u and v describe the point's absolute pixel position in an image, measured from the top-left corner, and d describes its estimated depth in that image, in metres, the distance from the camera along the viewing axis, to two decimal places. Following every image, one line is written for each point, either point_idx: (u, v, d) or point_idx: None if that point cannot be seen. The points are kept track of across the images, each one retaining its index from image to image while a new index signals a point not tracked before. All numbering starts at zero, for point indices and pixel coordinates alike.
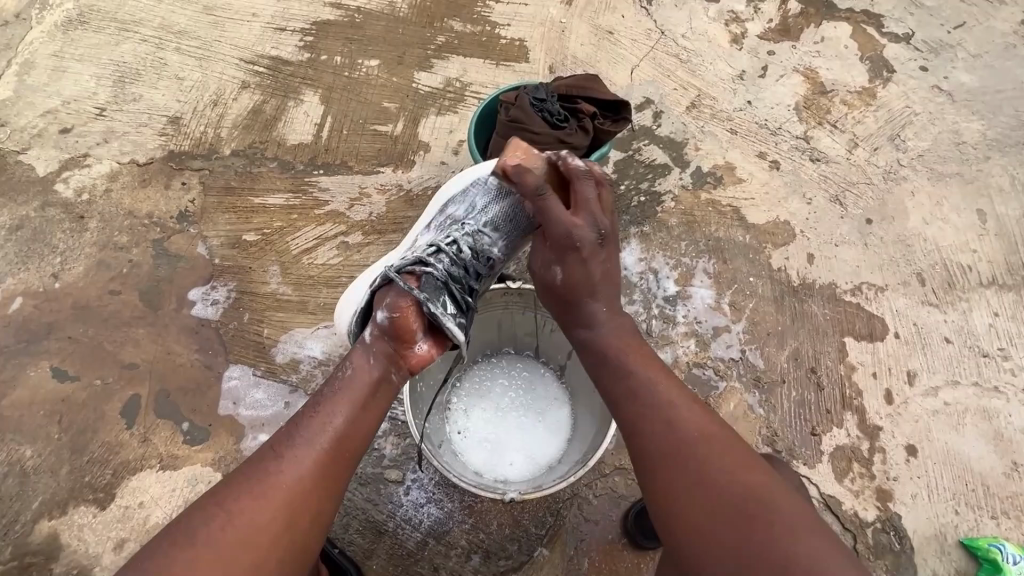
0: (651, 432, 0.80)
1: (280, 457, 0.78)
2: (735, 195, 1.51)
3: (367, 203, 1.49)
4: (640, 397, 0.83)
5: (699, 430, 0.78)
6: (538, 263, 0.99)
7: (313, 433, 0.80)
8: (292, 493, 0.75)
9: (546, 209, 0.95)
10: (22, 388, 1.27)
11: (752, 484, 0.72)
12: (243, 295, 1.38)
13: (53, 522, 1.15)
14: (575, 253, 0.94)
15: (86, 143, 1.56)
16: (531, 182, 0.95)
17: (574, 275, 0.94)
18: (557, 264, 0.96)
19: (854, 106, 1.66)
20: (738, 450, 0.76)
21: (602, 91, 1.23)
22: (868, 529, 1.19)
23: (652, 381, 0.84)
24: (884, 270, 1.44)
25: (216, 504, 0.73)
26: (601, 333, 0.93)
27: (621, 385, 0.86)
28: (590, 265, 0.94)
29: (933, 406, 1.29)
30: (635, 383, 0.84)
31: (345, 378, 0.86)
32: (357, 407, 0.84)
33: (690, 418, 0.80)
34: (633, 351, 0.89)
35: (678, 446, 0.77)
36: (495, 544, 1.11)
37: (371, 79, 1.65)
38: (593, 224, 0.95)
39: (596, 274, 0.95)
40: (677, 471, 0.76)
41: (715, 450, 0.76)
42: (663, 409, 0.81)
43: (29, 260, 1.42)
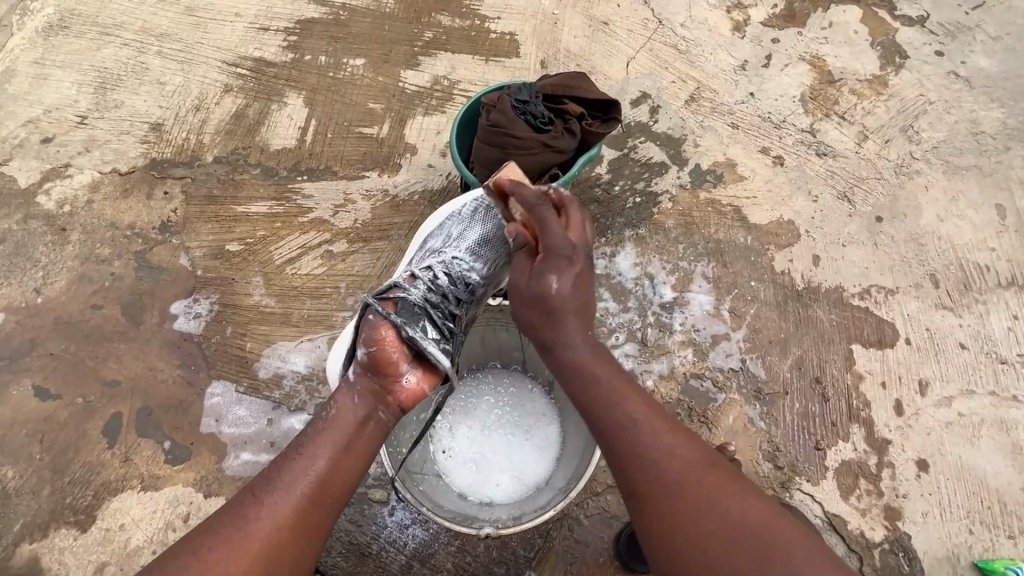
0: (648, 456, 0.74)
1: (262, 501, 0.73)
2: (736, 194, 1.44)
3: (352, 209, 1.44)
4: (634, 419, 0.77)
5: (695, 455, 0.74)
6: (523, 278, 0.88)
7: (294, 477, 0.75)
8: (273, 540, 0.71)
9: (543, 222, 0.86)
10: (5, 408, 1.25)
11: (755, 509, 0.68)
12: (225, 308, 1.34)
13: (35, 545, 1.14)
14: (562, 266, 0.86)
15: (67, 153, 1.52)
16: (527, 198, 0.88)
17: (565, 289, 0.85)
18: (548, 277, 0.85)
19: (864, 95, 1.57)
20: (735, 476, 0.73)
21: (589, 89, 1.17)
22: (875, 550, 1.13)
23: (645, 405, 0.79)
24: (895, 271, 1.36)
25: (192, 552, 0.69)
26: (579, 354, 0.83)
27: (611, 411, 0.78)
28: (579, 283, 0.86)
29: (946, 417, 1.22)
30: (626, 404, 0.78)
31: (328, 416, 0.82)
32: (341, 448, 0.79)
33: (684, 443, 0.75)
34: (620, 374, 0.83)
35: (677, 470, 0.72)
36: (482, 567, 1.09)
37: (356, 79, 1.60)
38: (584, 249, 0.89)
39: (580, 293, 0.87)
40: (677, 495, 0.71)
41: (714, 475, 0.72)
42: (658, 432, 0.76)
43: (11, 275, 1.38)
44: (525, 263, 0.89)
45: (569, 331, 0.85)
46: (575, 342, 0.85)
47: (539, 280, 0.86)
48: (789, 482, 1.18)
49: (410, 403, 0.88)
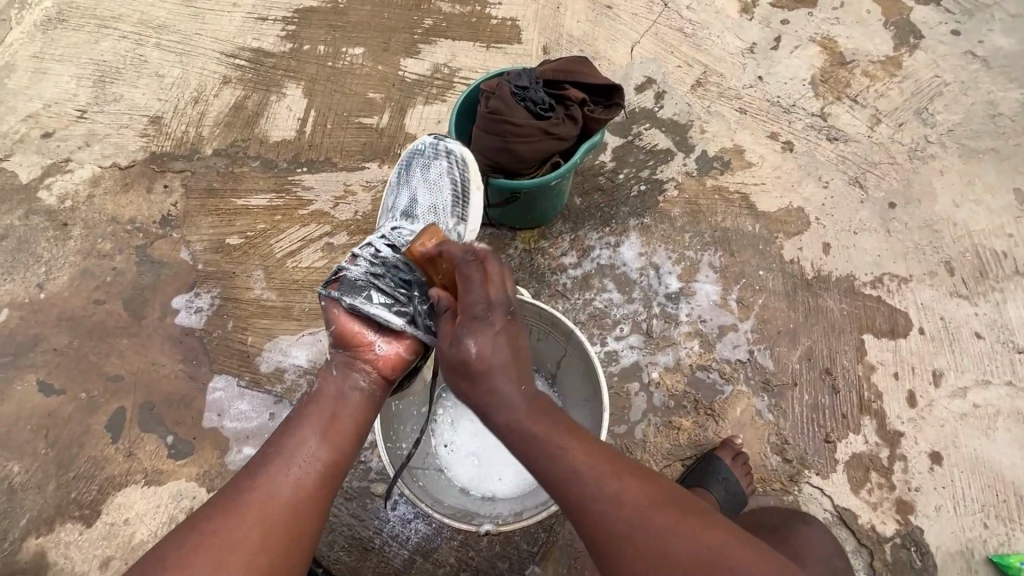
0: (596, 517, 0.65)
1: (256, 474, 0.73)
2: (744, 181, 1.40)
3: (352, 201, 1.42)
4: (573, 476, 0.67)
5: (645, 497, 0.66)
6: (445, 342, 0.78)
7: (287, 449, 0.75)
8: (269, 510, 0.70)
9: (467, 279, 0.78)
10: (11, 404, 1.26)
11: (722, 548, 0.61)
12: (226, 302, 1.34)
13: (41, 540, 1.15)
14: (483, 321, 0.75)
15: (68, 147, 1.51)
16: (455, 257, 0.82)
17: (487, 349, 0.74)
18: (469, 335, 0.74)
19: (877, 77, 1.52)
20: (692, 507, 0.66)
21: (591, 74, 1.14)
22: (886, 545, 1.10)
23: (584, 456, 0.69)
24: (909, 259, 1.32)
25: (189, 527, 0.68)
26: (507, 413, 0.72)
27: (548, 471, 0.68)
28: (502, 339, 0.75)
29: (961, 409, 1.19)
30: (563, 457, 0.68)
31: (314, 392, 0.82)
32: (331, 418, 0.79)
33: (631, 484, 0.67)
34: (555, 421, 0.72)
35: (629, 528, 0.64)
36: (485, 562, 1.08)
37: (355, 68, 1.57)
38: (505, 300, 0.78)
39: (507, 341, 0.76)
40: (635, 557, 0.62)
41: (670, 515, 0.64)
42: (602, 484, 0.67)
43: (14, 270, 1.38)
44: (449, 323, 0.79)
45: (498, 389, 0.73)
46: (501, 398, 0.73)
47: (459, 341, 0.75)
48: (798, 476, 1.15)
49: (390, 369, 0.86)
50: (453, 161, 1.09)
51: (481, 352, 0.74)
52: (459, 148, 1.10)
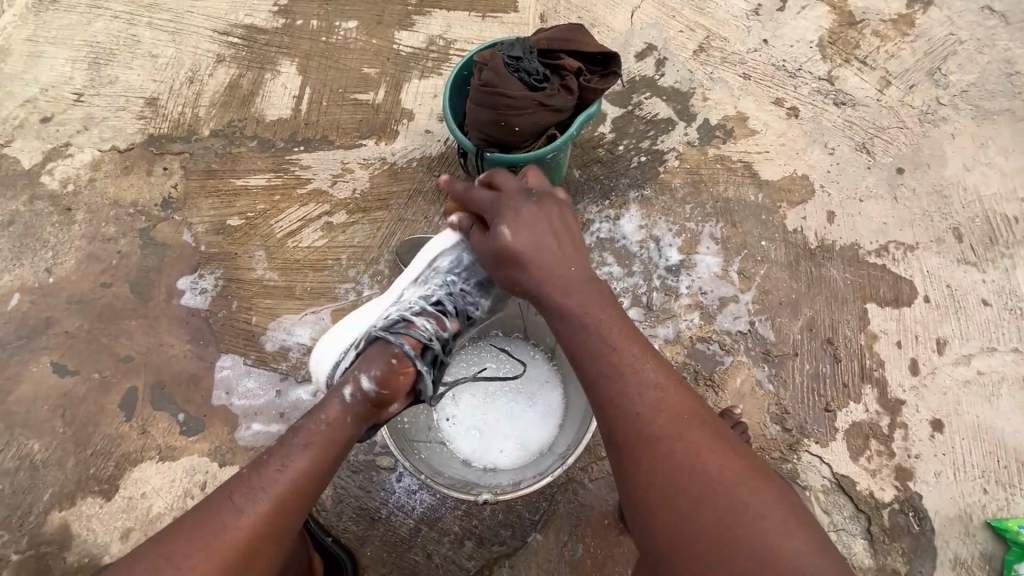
0: (636, 412, 0.74)
1: (235, 507, 0.74)
2: (747, 149, 1.37)
3: (350, 179, 1.42)
4: (622, 375, 0.77)
5: (684, 412, 0.74)
6: (484, 249, 0.92)
7: (269, 484, 0.76)
8: (244, 549, 0.72)
9: (473, 198, 0.95)
10: (27, 385, 1.30)
11: (733, 473, 0.69)
12: (230, 282, 1.35)
13: (63, 514, 1.20)
14: (511, 213, 0.88)
15: (67, 131, 1.51)
16: (457, 191, 0.97)
17: (529, 238, 0.87)
18: (506, 228, 0.88)
19: (888, 37, 1.46)
20: (722, 434, 0.74)
21: (586, 42, 1.11)
22: (884, 511, 1.11)
23: (638, 361, 0.78)
24: (916, 226, 1.30)
25: (167, 560, 0.69)
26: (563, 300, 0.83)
27: (602, 362, 0.78)
28: (541, 226, 0.88)
29: (965, 376, 1.18)
30: (617, 358, 0.78)
31: (302, 427, 0.82)
32: (313, 450, 0.80)
33: (676, 397, 0.76)
34: (617, 328, 0.81)
35: (661, 430, 0.73)
36: (488, 530, 1.11)
37: (349, 43, 1.54)
38: (521, 188, 0.92)
39: (547, 245, 0.86)
40: (656, 456, 0.72)
41: (700, 433, 0.73)
42: (649, 391, 0.75)
43: (22, 255, 1.40)
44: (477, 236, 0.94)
45: (552, 282, 0.84)
46: (562, 291, 0.84)
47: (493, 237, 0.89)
48: (797, 444, 1.16)
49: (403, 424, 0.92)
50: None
51: (519, 243, 0.87)
52: None
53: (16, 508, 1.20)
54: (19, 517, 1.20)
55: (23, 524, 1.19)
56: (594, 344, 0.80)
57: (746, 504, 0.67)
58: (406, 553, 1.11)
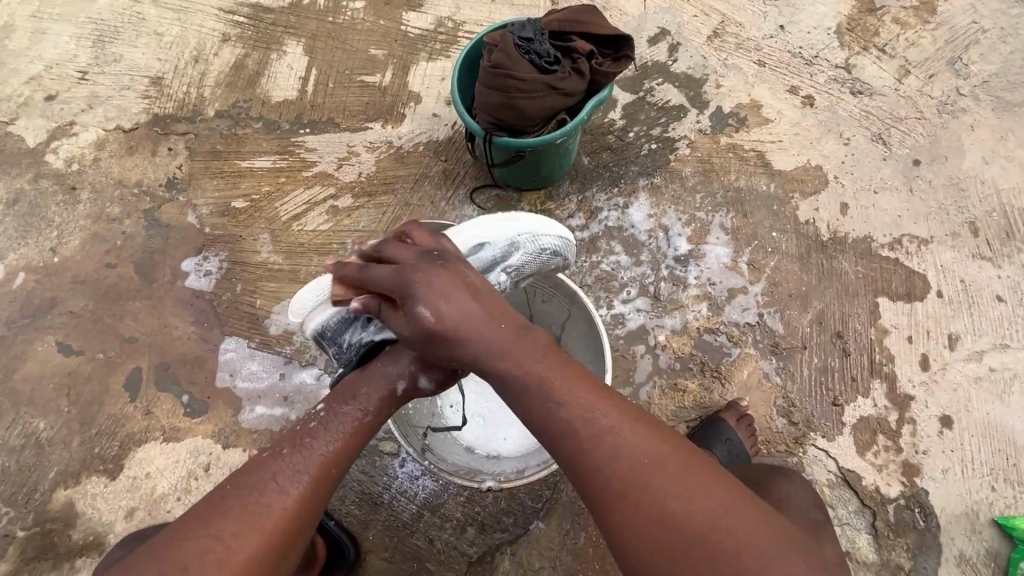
0: (599, 472, 0.67)
1: (280, 487, 0.75)
2: (760, 138, 1.35)
3: (356, 162, 1.40)
4: (575, 433, 0.69)
5: (646, 457, 0.66)
6: (402, 328, 0.80)
7: (312, 464, 0.78)
8: (287, 530, 0.73)
9: (370, 277, 0.82)
10: (32, 363, 1.30)
11: (719, 515, 0.61)
12: (234, 265, 1.35)
13: (68, 492, 1.21)
14: (425, 286, 0.77)
15: (71, 110, 1.49)
16: (351, 275, 0.84)
17: (455, 308, 0.76)
18: (421, 303, 0.76)
19: (907, 25, 1.42)
20: (693, 463, 0.66)
21: (600, 25, 1.09)
22: (890, 506, 1.11)
23: (586, 410, 0.70)
24: (930, 219, 1.27)
25: (213, 536, 0.68)
26: (509, 357, 0.75)
27: (557, 422, 0.70)
28: (459, 294, 0.77)
29: (976, 372, 1.17)
30: (564, 415, 0.70)
31: (339, 411, 0.85)
32: (350, 435, 0.84)
33: (637, 441, 0.67)
34: (561, 373, 0.74)
35: (625, 478, 0.65)
36: (491, 517, 1.11)
37: (356, 23, 1.51)
38: (420, 253, 0.82)
39: (469, 307, 0.76)
40: (631, 517, 0.63)
41: (671, 474, 0.64)
42: (603, 442, 0.68)
43: (27, 234, 1.39)
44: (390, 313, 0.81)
45: (488, 344, 0.75)
46: (500, 354, 0.75)
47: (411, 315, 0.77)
48: (803, 438, 1.15)
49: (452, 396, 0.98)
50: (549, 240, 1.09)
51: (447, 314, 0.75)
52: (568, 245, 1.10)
53: (22, 485, 1.21)
54: (25, 494, 1.21)
55: (29, 501, 1.20)
56: (539, 397, 0.72)
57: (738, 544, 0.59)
58: (408, 538, 1.12)
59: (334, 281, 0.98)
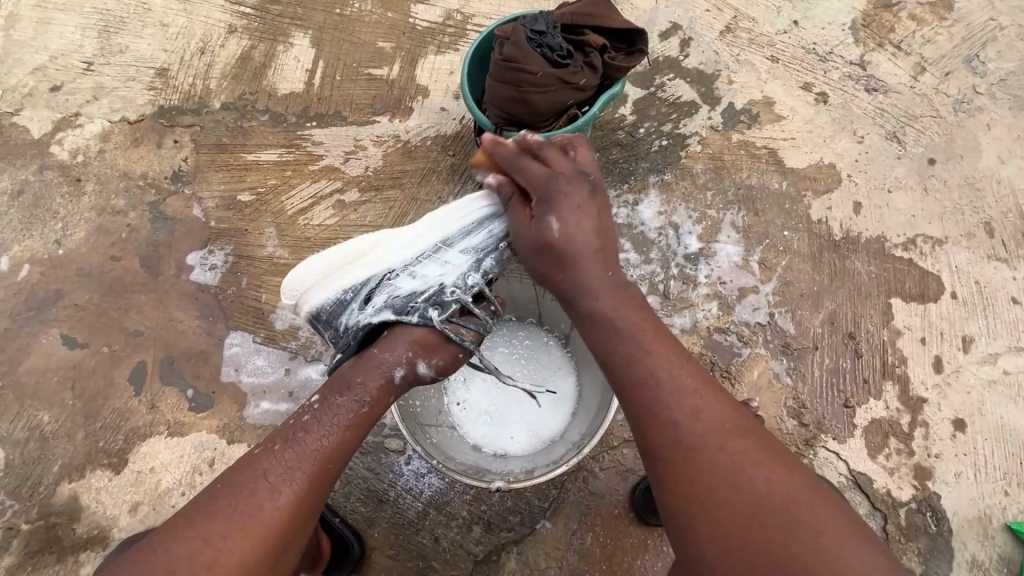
0: (674, 420, 0.71)
1: (269, 486, 0.74)
2: (772, 135, 1.33)
3: (363, 156, 1.39)
4: (658, 380, 0.73)
5: (725, 422, 0.70)
6: (524, 229, 0.89)
7: (304, 461, 0.77)
8: (280, 529, 0.72)
9: (523, 169, 0.89)
10: (37, 356, 1.29)
11: (785, 489, 0.64)
12: (240, 259, 1.33)
13: (73, 485, 1.20)
14: (565, 197, 0.85)
15: (76, 101, 1.48)
16: (502, 152, 0.92)
17: (586, 229, 0.84)
18: (553, 216, 0.84)
19: (924, 21, 1.40)
20: (766, 440, 0.70)
21: (613, 18, 1.07)
22: (901, 510, 1.09)
23: (673, 365, 0.74)
24: (945, 220, 1.25)
25: (201, 537, 0.69)
26: (603, 298, 0.80)
27: (639, 369, 0.75)
28: (588, 224, 0.84)
29: (989, 375, 1.15)
30: (650, 362, 0.74)
31: (335, 403, 0.83)
32: (346, 428, 0.82)
33: (715, 406, 0.72)
34: (650, 329, 0.78)
35: (703, 438, 0.69)
36: (497, 515, 1.10)
37: (364, 16, 1.50)
38: (576, 169, 0.88)
39: (593, 234, 0.83)
40: (703, 471, 0.67)
41: (744, 442, 0.69)
42: (684, 399, 0.72)
43: (31, 226, 1.38)
44: (523, 215, 0.90)
45: (588, 280, 0.82)
46: (598, 294, 0.81)
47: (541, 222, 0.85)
48: (814, 440, 1.14)
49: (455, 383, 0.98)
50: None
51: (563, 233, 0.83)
52: None
53: (26, 479, 1.21)
54: (29, 488, 1.20)
55: (33, 494, 1.20)
56: (631, 338, 0.77)
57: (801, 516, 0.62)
58: (414, 536, 1.11)
59: (331, 262, 0.98)
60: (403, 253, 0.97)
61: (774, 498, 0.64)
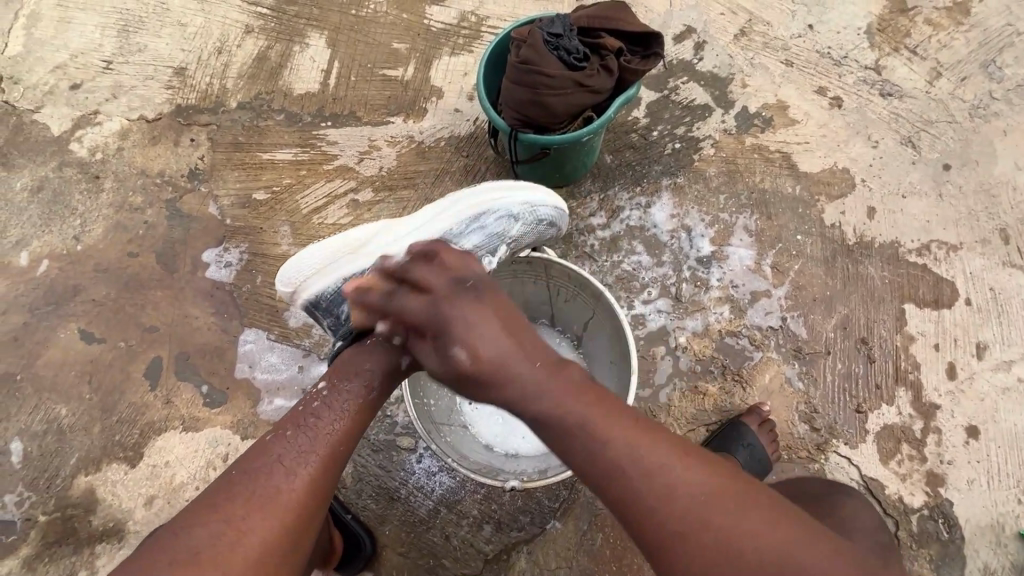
0: (649, 510, 0.65)
1: (287, 468, 0.75)
2: (786, 139, 1.33)
3: (377, 156, 1.40)
4: (622, 475, 0.66)
5: (701, 490, 0.64)
6: (430, 359, 0.79)
7: (317, 445, 0.78)
8: (300, 510, 0.73)
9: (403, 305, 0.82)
10: (55, 350, 1.31)
11: (783, 548, 0.60)
12: (255, 257, 1.35)
13: (89, 478, 1.22)
14: (460, 321, 0.77)
15: (95, 99, 1.50)
16: (376, 300, 0.85)
17: (489, 343, 0.75)
18: (456, 343, 0.76)
19: (940, 26, 1.39)
20: (749, 493, 0.65)
21: (629, 21, 1.07)
22: (913, 516, 1.09)
23: (635, 453, 0.67)
24: (960, 225, 1.25)
25: (220, 521, 0.69)
26: (542, 400, 0.71)
27: (598, 463, 0.67)
28: (488, 328, 0.76)
29: (1004, 383, 1.15)
30: (608, 457, 0.67)
31: (342, 389, 0.84)
32: (356, 413, 0.84)
33: (688, 477, 0.66)
34: (601, 411, 0.70)
35: (682, 518, 0.63)
36: (507, 515, 1.11)
37: (379, 17, 1.51)
38: (454, 282, 0.81)
39: (504, 340, 0.76)
40: (693, 553, 0.62)
41: (730, 507, 0.63)
42: (653, 480, 0.65)
43: (50, 222, 1.40)
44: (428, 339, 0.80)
45: (521, 387, 0.73)
46: (534, 397, 0.72)
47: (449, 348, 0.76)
48: (825, 445, 1.14)
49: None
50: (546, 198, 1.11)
51: (485, 351, 0.75)
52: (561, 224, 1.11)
53: (44, 470, 1.23)
54: (46, 480, 1.22)
55: (50, 486, 1.22)
56: (582, 446, 0.69)
57: (806, 568, 0.59)
58: (424, 533, 1.12)
59: (333, 251, 1.02)
60: (405, 243, 1.00)
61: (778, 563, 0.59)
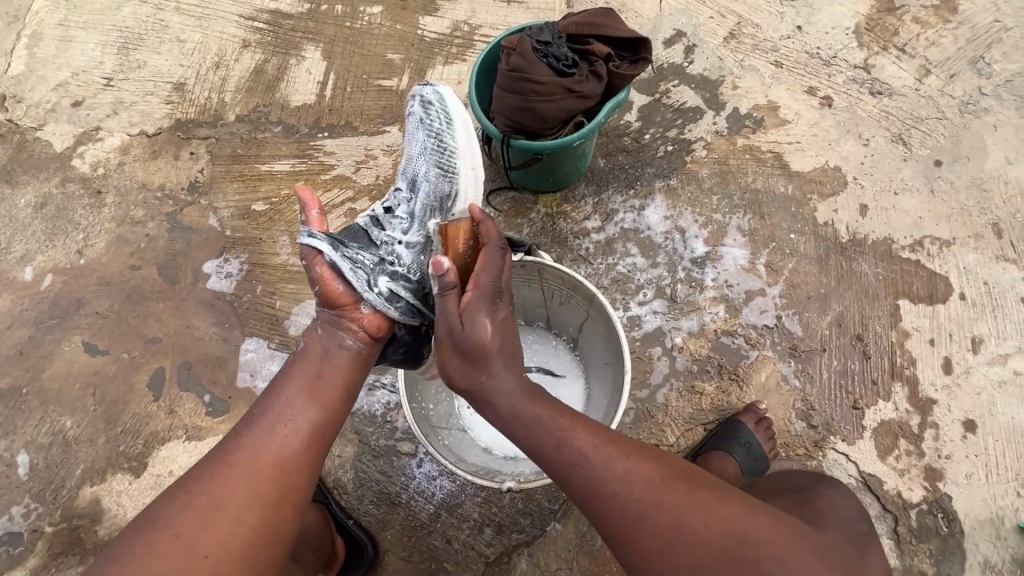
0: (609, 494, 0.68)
1: (242, 433, 0.75)
2: (777, 139, 1.34)
3: (373, 165, 1.42)
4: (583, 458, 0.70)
5: (656, 478, 0.68)
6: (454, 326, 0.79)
7: (272, 412, 0.76)
8: (253, 472, 0.71)
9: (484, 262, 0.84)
10: (59, 362, 1.33)
11: (733, 518, 0.64)
12: (255, 267, 1.37)
13: (94, 488, 1.23)
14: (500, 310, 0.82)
15: (97, 116, 1.52)
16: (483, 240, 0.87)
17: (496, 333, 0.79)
18: (481, 319, 0.79)
19: (928, 24, 1.41)
20: (702, 479, 0.69)
21: (618, 28, 1.10)
22: (912, 511, 1.09)
23: (593, 442, 0.71)
24: (953, 221, 1.25)
25: (178, 486, 0.70)
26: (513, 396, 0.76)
27: (557, 446, 0.71)
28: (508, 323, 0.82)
29: (1000, 376, 1.15)
30: (573, 441, 0.71)
31: (300, 352, 0.84)
32: (311, 380, 0.80)
33: (644, 460, 0.70)
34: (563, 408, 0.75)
35: (641, 506, 0.67)
36: (508, 517, 1.12)
37: (373, 28, 1.53)
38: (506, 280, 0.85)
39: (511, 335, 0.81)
40: (647, 535, 0.65)
41: (684, 488, 0.67)
42: (613, 465, 0.69)
43: (54, 237, 1.43)
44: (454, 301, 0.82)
45: (505, 379, 0.77)
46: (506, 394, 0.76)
47: (471, 325, 0.78)
48: (823, 442, 1.14)
49: (377, 330, 0.86)
50: (425, 101, 1.02)
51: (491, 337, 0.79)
52: (430, 88, 1.03)
53: (50, 481, 1.24)
54: (52, 490, 1.24)
55: (56, 497, 1.23)
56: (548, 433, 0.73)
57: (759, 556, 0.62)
58: (426, 538, 1.13)
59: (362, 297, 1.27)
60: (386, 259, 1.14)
61: (726, 539, 0.63)
